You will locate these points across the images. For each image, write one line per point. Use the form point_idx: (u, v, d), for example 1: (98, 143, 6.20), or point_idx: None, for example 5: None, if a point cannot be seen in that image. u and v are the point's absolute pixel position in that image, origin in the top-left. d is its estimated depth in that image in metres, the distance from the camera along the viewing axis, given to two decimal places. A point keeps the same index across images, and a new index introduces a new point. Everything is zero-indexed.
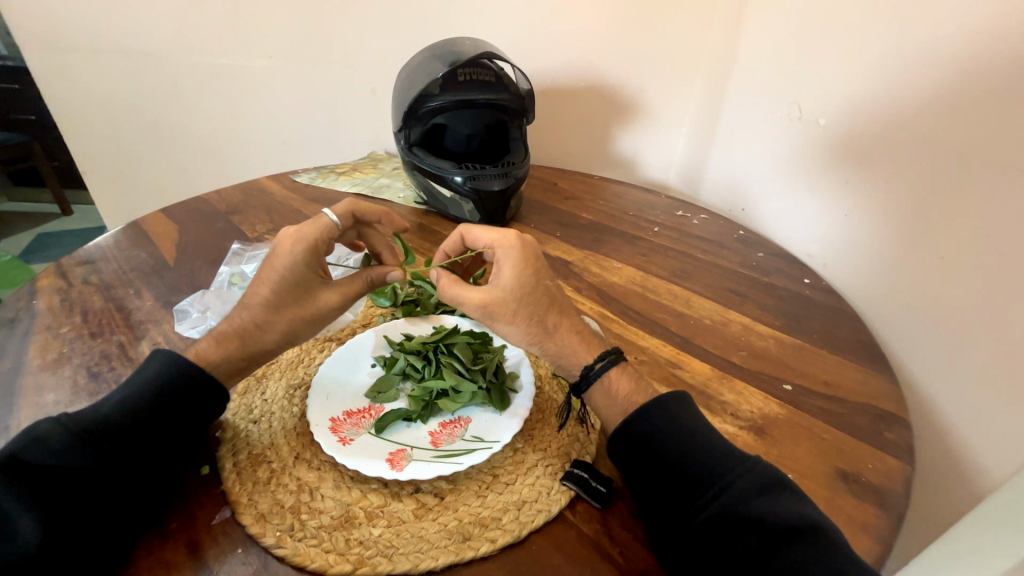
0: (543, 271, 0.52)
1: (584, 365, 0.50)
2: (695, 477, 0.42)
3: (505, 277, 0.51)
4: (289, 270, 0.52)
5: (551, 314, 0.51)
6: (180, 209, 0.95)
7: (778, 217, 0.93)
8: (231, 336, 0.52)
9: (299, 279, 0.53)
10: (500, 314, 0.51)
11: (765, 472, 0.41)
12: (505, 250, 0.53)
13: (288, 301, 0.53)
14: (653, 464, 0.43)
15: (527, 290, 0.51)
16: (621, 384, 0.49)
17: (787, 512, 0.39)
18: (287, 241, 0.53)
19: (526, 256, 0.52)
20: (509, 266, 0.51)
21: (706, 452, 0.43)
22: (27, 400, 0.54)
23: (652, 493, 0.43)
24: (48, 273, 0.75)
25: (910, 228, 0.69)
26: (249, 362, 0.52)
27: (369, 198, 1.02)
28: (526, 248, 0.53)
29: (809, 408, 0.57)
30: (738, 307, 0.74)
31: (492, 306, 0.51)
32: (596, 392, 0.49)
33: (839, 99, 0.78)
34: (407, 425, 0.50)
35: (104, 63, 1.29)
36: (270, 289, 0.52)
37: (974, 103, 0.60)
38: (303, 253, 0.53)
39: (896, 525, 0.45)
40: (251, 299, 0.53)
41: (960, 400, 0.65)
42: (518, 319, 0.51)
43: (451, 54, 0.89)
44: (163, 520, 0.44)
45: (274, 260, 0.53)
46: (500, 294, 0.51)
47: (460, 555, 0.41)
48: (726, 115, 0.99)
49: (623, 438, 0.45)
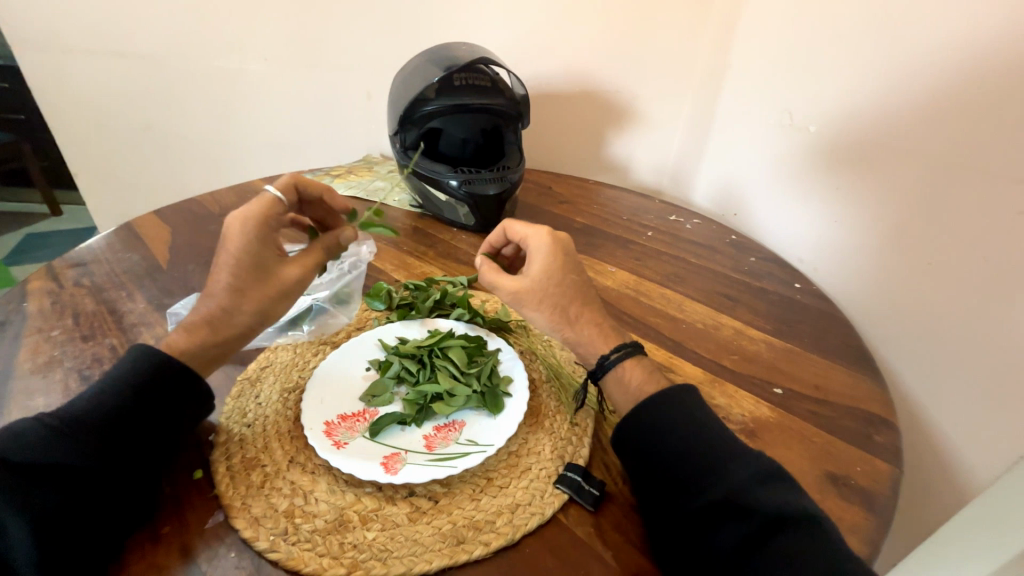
0: (573, 267, 0.54)
1: (599, 354, 0.51)
2: (694, 468, 0.42)
3: (534, 269, 0.54)
4: (245, 251, 0.51)
5: (574, 305, 0.53)
6: (174, 211, 0.95)
7: (770, 221, 0.94)
8: (200, 323, 0.51)
9: (256, 257, 0.52)
10: (526, 302, 0.53)
11: (767, 464, 0.42)
12: (537, 244, 0.55)
13: (251, 281, 0.52)
14: (654, 457, 0.44)
15: (553, 283, 0.53)
16: (633, 374, 0.50)
17: (785, 501, 0.39)
18: (235, 223, 0.51)
19: (555, 251, 0.54)
20: (539, 260, 0.54)
21: (712, 443, 0.43)
22: (18, 403, 0.54)
23: (650, 488, 0.43)
24: (39, 276, 0.75)
25: (899, 234, 0.70)
26: (223, 346, 0.52)
27: (364, 201, 1.02)
28: (558, 244, 0.55)
29: (799, 412, 0.57)
30: (729, 311, 0.74)
31: (522, 294, 0.53)
32: (610, 381, 0.50)
33: (830, 107, 0.79)
34: (401, 429, 0.50)
35: (96, 64, 1.28)
36: (230, 273, 0.51)
37: (962, 112, 0.62)
38: (256, 232, 0.51)
39: (884, 527, 0.45)
40: (213, 287, 0.52)
41: (948, 404, 0.66)
42: (543, 307, 0.52)
43: (447, 59, 0.90)
44: (154, 524, 0.43)
45: (228, 244, 0.51)
46: (529, 283, 0.53)
47: (453, 558, 0.41)
48: (718, 120, 1.00)
49: (630, 426, 0.46)
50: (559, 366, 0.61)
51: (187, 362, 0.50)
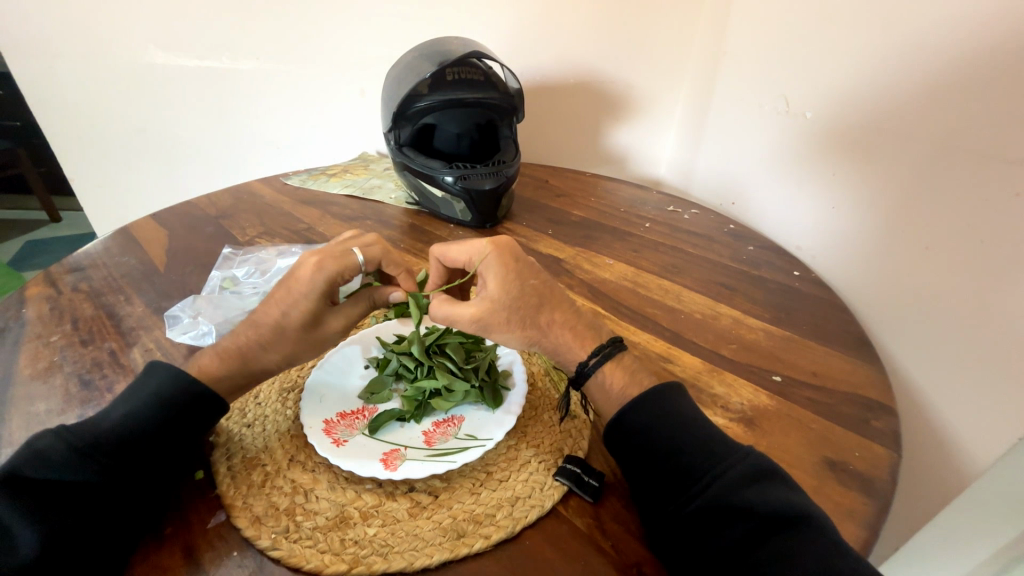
0: (525, 274, 0.53)
1: (579, 361, 0.51)
2: (687, 465, 0.42)
3: (490, 288, 0.52)
4: (302, 298, 0.51)
5: (542, 313, 0.52)
6: (170, 214, 0.95)
7: (768, 208, 0.94)
8: (232, 351, 0.51)
9: (312, 309, 0.51)
10: (495, 324, 0.52)
11: (757, 462, 0.42)
12: (483, 258, 0.53)
13: (297, 328, 0.52)
14: (649, 454, 0.44)
15: (513, 296, 0.51)
16: (614, 378, 0.50)
17: (779, 499, 0.39)
18: (309, 268, 0.51)
19: (506, 262, 0.53)
20: (494, 275, 0.52)
21: (701, 442, 0.43)
22: (18, 410, 0.54)
23: (645, 481, 0.44)
24: (37, 282, 0.75)
25: (895, 220, 0.69)
26: (247, 378, 0.52)
27: (360, 199, 1.02)
28: (506, 253, 0.53)
29: (798, 399, 0.57)
30: (727, 301, 0.74)
31: (486, 318, 0.52)
32: (592, 386, 0.50)
33: (826, 94, 0.79)
34: (401, 425, 0.50)
35: (89, 70, 1.28)
36: (283, 316, 0.51)
37: (953, 93, 0.60)
38: (325, 286, 0.51)
39: (882, 512, 0.45)
40: (261, 318, 0.52)
41: (944, 390, 0.65)
42: (512, 325, 0.51)
43: (439, 54, 0.89)
44: (158, 525, 0.44)
45: (292, 286, 0.51)
46: (490, 305, 0.51)
47: (454, 552, 0.41)
48: (715, 108, 1.03)
49: (620, 427, 0.46)
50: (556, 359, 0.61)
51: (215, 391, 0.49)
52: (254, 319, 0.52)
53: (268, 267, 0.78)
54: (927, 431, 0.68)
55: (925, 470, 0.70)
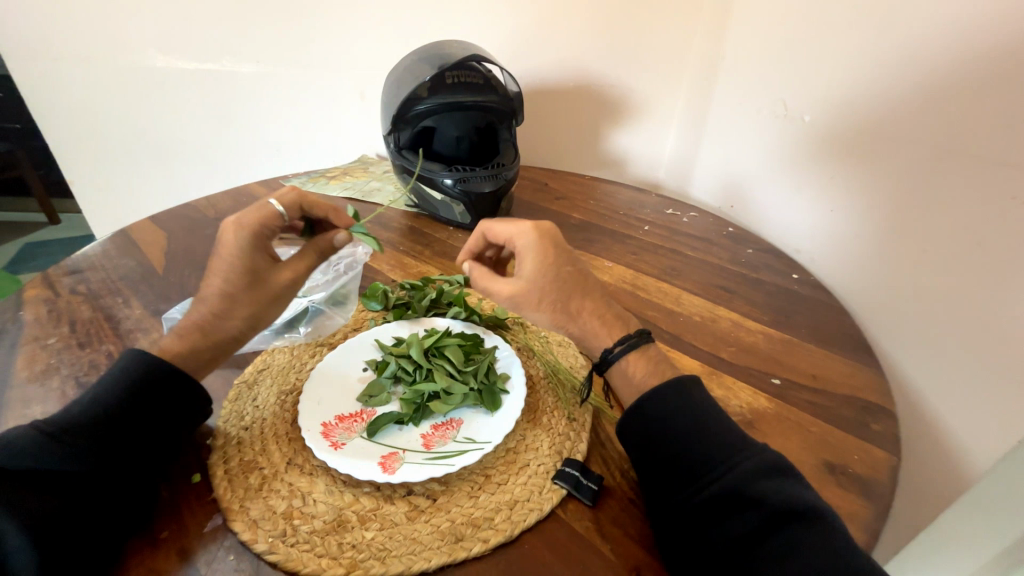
0: (563, 261, 0.53)
1: (604, 347, 0.52)
2: (690, 468, 0.42)
3: (527, 270, 0.52)
4: (238, 259, 0.52)
5: (574, 300, 0.52)
6: (169, 216, 0.95)
7: (768, 211, 0.94)
8: (192, 328, 0.52)
9: (249, 266, 0.52)
10: (526, 304, 0.52)
11: (771, 458, 0.42)
12: (526, 241, 0.53)
13: (242, 289, 0.52)
14: (658, 452, 0.44)
15: (549, 280, 0.52)
16: (638, 367, 0.50)
17: (785, 498, 0.39)
18: (229, 230, 0.52)
19: (544, 248, 0.53)
20: (531, 258, 0.52)
21: (707, 442, 0.43)
22: (15, 412, 0.54)
23: (654, 479, 0.44)
24: (35, 284, 0.75)
25: (893, 222, 0.69)
26: (214, 347, 0.52)
27: (359, 201, 1.02)
28: (546, 240, 0.53)
29: (798, 402, 0.57)
30: (726, 303, 0.74)
31: (519, 297, 0.53)
32: (614, 373, 0.51)
33: (824, 98, 0.79)
34: (399, 429, 0.50)
35: (89, 72, 1.28)
36: (223, 279, 0.52)
37: (952, 97, 0.60)
38: (247, 241, 0.52)
39: (882, 515, 0.45)
40: (206, 290, 0.53)
41: (943, 393, 0.65)
42: (543, 307, 0.52)
43: (439, 57, 0.89)
44: (153, 529, 0.43)
45: (221, 250, 0.52)
46: (524, 286, 0.52)
47: (452, 556, 0.41)
48: (714, 112, 1.03)
49: (630, 423, 0.46)
50: (556, 362, 0.60)
51: (178, 362, 0.50)
52: (225, 298, 0.52)
53: None
54: (926, 434, 0.68)
55: (925, 473, 0.69)
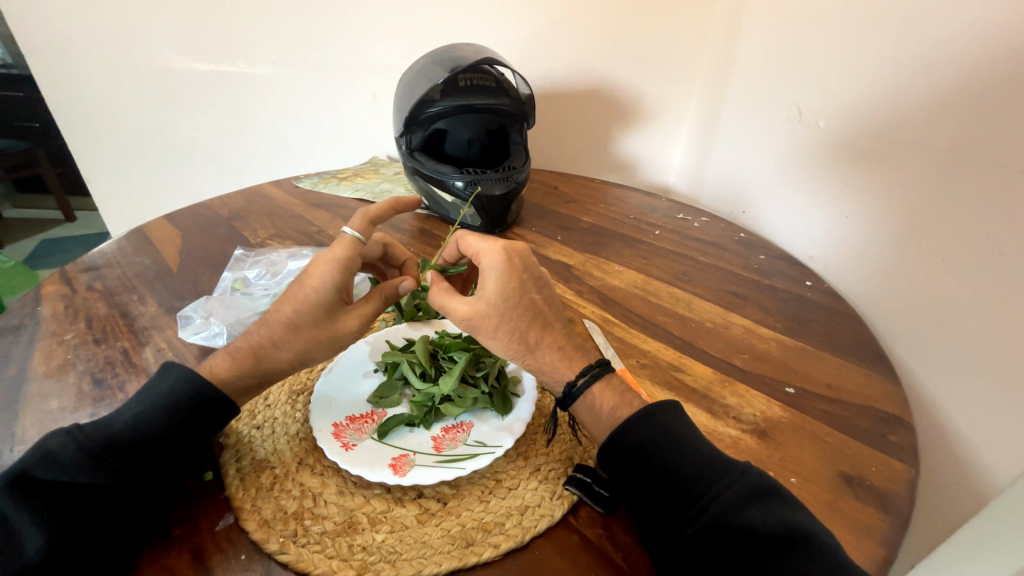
0: (527, 286, 0.51)
1: (566, 381, 0.49)
2: (684, 487, 0.41)
3: (488, 290, 0.50)
4: (316, 295, 0.52)
5: (533, 331, 0.50)
6: (184, 215, 0.96)
7: (781, 216, 0.93)
8: (247, 353, 0.51)
9: (326, 304, 0.52)
10: (482, 327, 0.50)
11: (753, 479, 0.41)
12: (489, 257, 0.52)
13: (309, 325, 0.52)
14: (646, 475, 0.43)
15: (511, 306, 0.50)
16: (604, 398, 0.48)
17: (777, 521, 0.39)
18: (321, 265, 0.52)
19: (511, 271, 0.50)
20: (494, 277, 0.50)
21: (695, 462, 0.42)
22: (31, 407, 0.54)
23: (644, 505, 0.43)
24: (53, 280, 0.76)
25: (911, 229, 0.68)
26: (260, 381, 0.52)
27: (371, 203, 1.03)
28: (513, 258, 0.52)
29: (812, 412, 0.57)
30: (739, 310, 0.74)
31: (476, 319, 0.50)
32: (581, 407, 0.49)
33: (839, 103, 0.78)
34: (410, 431, 0.50)
35: (107, 74, 1.30)
36: (295, 309, 0.52)
37: (975, 103, 0.59)
38: (337, 278, 0.52)
39: (900, 529, 0.44)
40: (275, 316, 0.53)
41: (962, 403, 0.63)
42: (500, 334, 0.50)
43: (452, 60, 0.89)
44: (166, 526, 0.44)
45: (305, 283, 0.52)
46: (485, 308, 0.50)
47: (463, 560, 0.41)
48: (725, 116, 1.02)
49: (611, 451, 0.45)
50: None
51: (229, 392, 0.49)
52: (289, 330, 0.52)
53: (279, 269, 0.78)
54: (941, 446, 0.67)
55: (940, 487, 0.68)
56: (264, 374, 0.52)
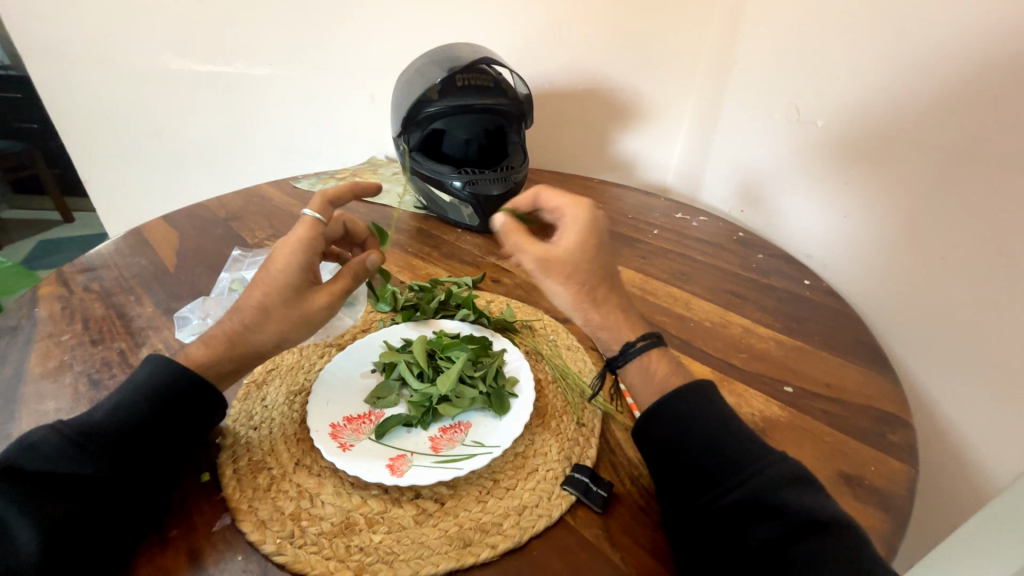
0: (604, 247, 0.48)
1: (625, 341, 0.49)
2: (720, 463, 0.42)
3: (567, 240, 0.47)
4: (284, 275, 0.52)
5: (600, 288, 0.48)
6: (181, 215, 0.96)
7: (780, 216, 0.93)
8: (220, 337, 0.51)
9: (294, 283, 0.53)
10: (553, 271, 0.47)
11: (792, 463, 0.41)
12: (573, 213, 0.49)
13: (280, 305, 0.52)
14: (686, 447, 0.43)
15: (587, 259, 0.47)
16: (657, 366, 0.48)
17: (808, 503, 0.38)
18: (284, 246, 0.53)
19: (595, 228, 0.48)
20: (575, 230, 0.47)
21: (735, 439, 0.43)
22: (28, 408, 0.54)
23: (678, 477, 0.43)
24: (50, 282, 0.75)
25: (909, 228, 0.68)
26: (239, 364, 0.52)
27: (369, 203, 1.02)
28: (596, 218, 0.49)
29: (811, 410, 0.57)
30: (737, 309, 0.74)
31: (549, 262, 0.46)
32: (631, 369, 0.49)
33: (836, 103, 0.78)
34: (407, 431, 0.50)
35: (105, 74, 1.29)
36: (265, 291, 0.52)
37: (973, 102, 0.59)
38: (303, 257, 0.53)
39: (900, 528, 0.44)
40: (245, 302, 0.53)
41: (963, 401, 0.63)
42: (570, 282, 0.47)
43: (449, 61, 0.90)
44: (162, 527, 0.44)
45: (271, 265, 0.53)
46: (560, 254, 0.46)
47: (460, 561, 0.41)
48: (723, 115, 1.02)
49: (654, 420, 0.45)
50: (565, 366, 0.60)
51: (206, 376, 0.49)
52: (260, 312, 0.52)
53: None
54: (940, 445, 0.67)
55: (940, 486, 0.68)
56: (241, 356, 0.52)
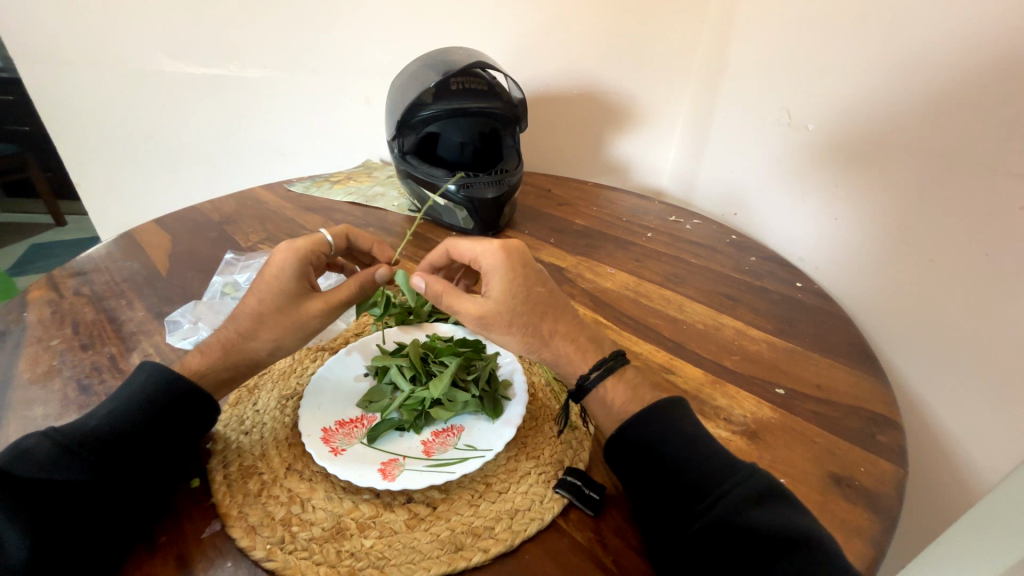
0: (534, 279, 0.51)
1: (580, 374, 0.50)
2: (694, 483, 0.42)
3: (495, 290, 0.50)
4: (278, 281, 0.52)
5: (546, 322, 0.51)
6: (174, 218, 0.95)
7: (773, 219, 0.94)
8: (215, 346, 0.52)
9: (288, 289, 0.53)
10: (495, 324, 0.51)
11: (762, 480, 0.41)
12: (490, 261, 0.52)
13: (273, 312, 0.52)
14: (657, 468, 0.43)
15: (519, 301, 0.50)
16: (616, 394, 0.48)
17: (782, 521, 0.39)
18: (281, 253, 0.54)
19: (512, 266, 0.51)
20: (497, 277, 0.51)
21: (706, 459, 0.43)
22: (16, 413, 0.54)
23: (653, 497, 0.43)
24: (40, 285, 0.75)
25: (899, 230, 0.69)
26: (233, 372, 0.52)
27: (363, 206, 1.02)
28: (513, 256, 0.51)
29: (802, 412, 0.57)
30: (730, 312, 0.74)
31: (487, 318, 0.51)
32: (593, 401, 0.49)
33: (828, 106, 0.79)
34: (400, 435, 0.50)
35: (97, 76, 1.29)
36: (260, 299, 0.52)
37: (960, 106, 0.60)
38: (297, 264, 0.53)
39: (889, 529, 0.45)
40: (240, 310, 0.53)
41: (952, 402, 0.63)
42: (514, 329, 0.50)
43: (444, 63, 0.89)
44: (151, 533, 0.43)
45: (266, 272, 0.53)
46: (495, 305, 0.50)
47: (451, 566, 0.40)
48: (717, 119, 1.03)
49: (621, 445, 0.45)
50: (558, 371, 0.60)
51: (201, 385, 0.49)
52: (254, 319, 0.52)
53: None
54: (931, 446, 0.67)
55: (931, 487, 0.68)
56: (236, 367, 0.52)
